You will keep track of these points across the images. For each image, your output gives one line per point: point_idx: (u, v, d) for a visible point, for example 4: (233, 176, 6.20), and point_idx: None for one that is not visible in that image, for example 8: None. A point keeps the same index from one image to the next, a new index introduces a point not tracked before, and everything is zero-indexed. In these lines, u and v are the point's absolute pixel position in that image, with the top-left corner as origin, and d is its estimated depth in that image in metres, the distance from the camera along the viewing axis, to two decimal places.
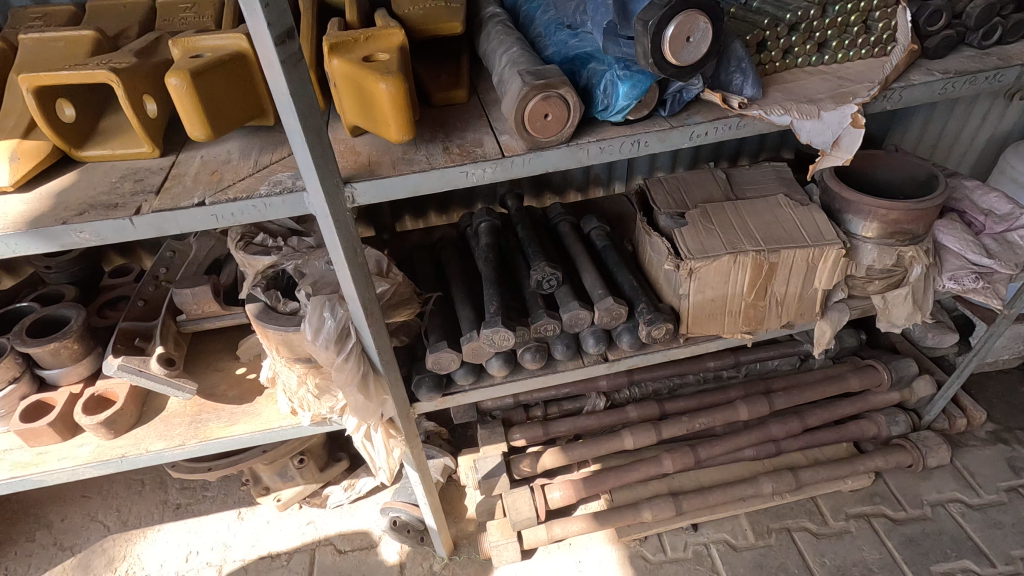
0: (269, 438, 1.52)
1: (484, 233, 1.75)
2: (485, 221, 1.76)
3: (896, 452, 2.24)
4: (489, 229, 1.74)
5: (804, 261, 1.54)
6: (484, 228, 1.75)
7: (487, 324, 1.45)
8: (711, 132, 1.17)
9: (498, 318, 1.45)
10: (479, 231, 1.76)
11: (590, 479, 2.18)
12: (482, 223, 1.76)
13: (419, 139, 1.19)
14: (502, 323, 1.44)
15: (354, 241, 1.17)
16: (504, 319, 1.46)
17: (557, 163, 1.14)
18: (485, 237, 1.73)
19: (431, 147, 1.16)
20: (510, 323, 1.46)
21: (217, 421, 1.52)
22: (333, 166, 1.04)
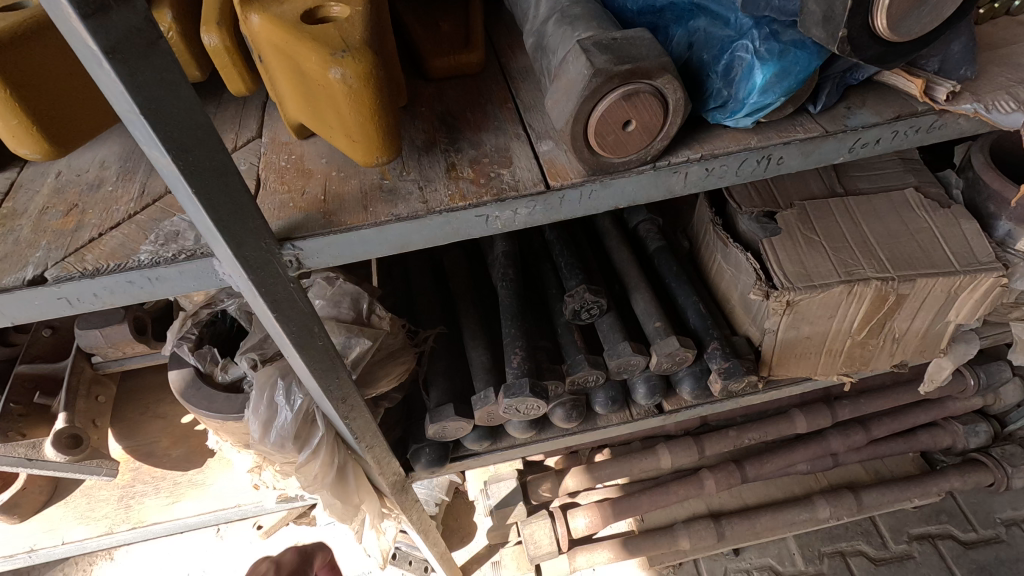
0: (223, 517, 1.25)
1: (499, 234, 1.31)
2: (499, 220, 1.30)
3: (976, 470, 1.93)
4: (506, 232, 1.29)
5: (944, 292, 1.11)
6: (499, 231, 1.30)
7: (509, 390, 1.04)
8: (884, 138, 0.72)
9: (524, 379, 1.04)
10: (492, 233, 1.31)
11: (619, 502, 1.88)
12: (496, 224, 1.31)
13: (407, 147, 0.74)
14: (530, 388, 1.04)
15: (310, 319, 0.73)
16: (534, 380, 1.05)
17: (634, 196, 0.70)
18: (502, 243, 1.29)
19: (428, 164, 0.71)
20: (543, 386, 1.06)
21: (155, 496, 1.24)
22: (258, 222, 0.60)
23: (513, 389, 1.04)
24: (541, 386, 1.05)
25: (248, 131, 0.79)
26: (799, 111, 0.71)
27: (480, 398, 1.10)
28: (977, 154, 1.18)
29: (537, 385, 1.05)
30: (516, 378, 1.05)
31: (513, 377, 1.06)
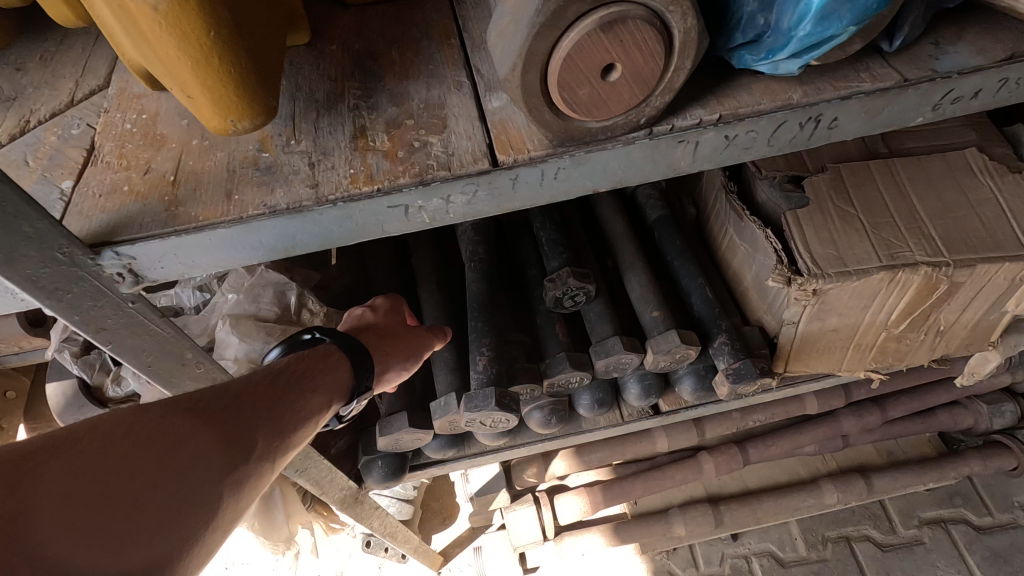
0: None
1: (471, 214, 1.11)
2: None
3: (997, 454, 1.78)
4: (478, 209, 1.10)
5: (1005, 279, 0.91)
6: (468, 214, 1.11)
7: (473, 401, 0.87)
8: (959, 91, 0.58)
9: (491, 387, 0.87)
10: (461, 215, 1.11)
11: (610, 487, 1.75)
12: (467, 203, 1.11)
13: (316, 108, 0.61)
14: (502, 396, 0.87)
15: (153, 327, 0.61)
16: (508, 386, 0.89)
17: (624, 175, 0.56)
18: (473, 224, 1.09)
19: (331, 129, 0.59)
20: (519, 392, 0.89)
21: None
22: (37, 227, 0.48)
23: (475, 400, 0.87)
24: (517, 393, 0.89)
25: None
26: (870, 49, 0.59)
27: (441, 405, 0.94)
28: None
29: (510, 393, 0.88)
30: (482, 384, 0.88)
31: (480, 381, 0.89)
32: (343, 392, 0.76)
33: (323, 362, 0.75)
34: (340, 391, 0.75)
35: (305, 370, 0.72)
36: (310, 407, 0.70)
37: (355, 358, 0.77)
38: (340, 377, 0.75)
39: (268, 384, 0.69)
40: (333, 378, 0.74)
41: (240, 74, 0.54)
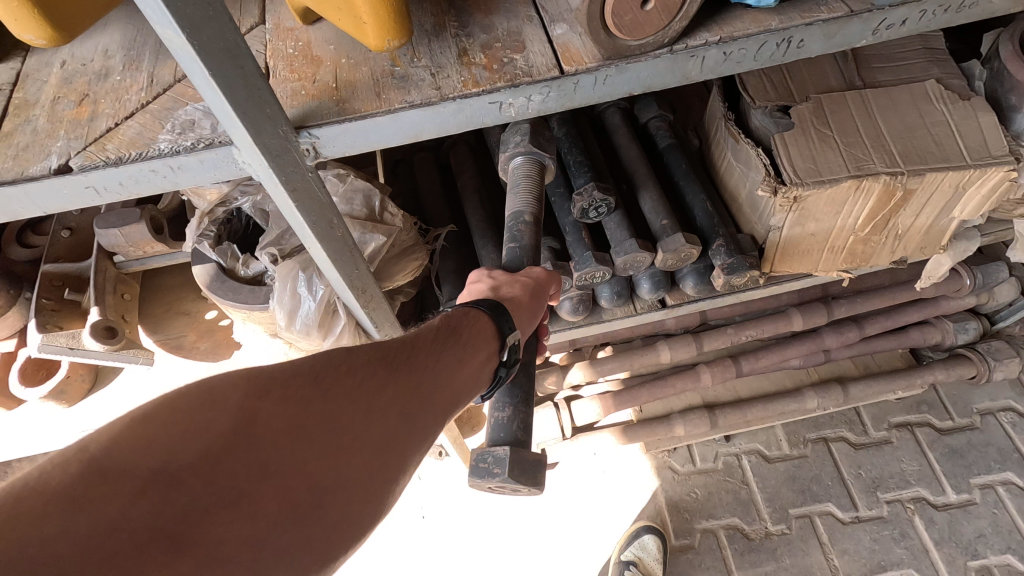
0: None
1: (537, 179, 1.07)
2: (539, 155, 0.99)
3: (959, 364, 2.03)
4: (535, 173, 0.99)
5: (952, 186, 1.12)
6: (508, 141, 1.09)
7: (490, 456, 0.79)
8: (932, 13, 0.70)
9: (505, 448, 0.76)
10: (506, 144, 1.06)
11: (620, 394, 2.01)
12: (526, 159, 1.01)
13: None
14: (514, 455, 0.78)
15: (326, 204, 0.74)
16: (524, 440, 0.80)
17: (648, 81, 0.69)
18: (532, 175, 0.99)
19: None
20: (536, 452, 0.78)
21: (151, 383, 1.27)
22: (271, 103, 0.59)
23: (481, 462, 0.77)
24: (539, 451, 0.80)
25: (251, 17, 0.77)
26: None
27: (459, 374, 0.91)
28: (1006, 43, 1.14)
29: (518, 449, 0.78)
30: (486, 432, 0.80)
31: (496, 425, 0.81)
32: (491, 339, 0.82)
33: (468, 317, 0.82)
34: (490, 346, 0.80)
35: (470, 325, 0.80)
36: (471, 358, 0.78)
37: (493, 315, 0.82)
38: (488, 335, 0.81)
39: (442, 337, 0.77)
40: (483, 330, 0.80)
41: None
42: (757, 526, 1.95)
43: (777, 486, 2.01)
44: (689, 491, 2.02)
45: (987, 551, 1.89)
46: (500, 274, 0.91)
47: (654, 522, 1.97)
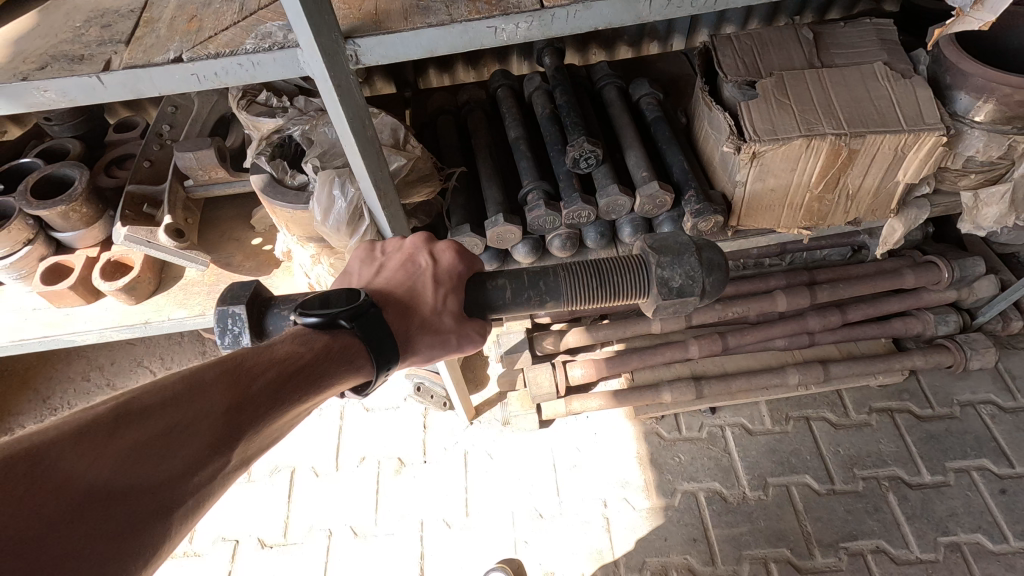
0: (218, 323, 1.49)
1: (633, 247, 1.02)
2: (630, 298, 0.98)
3: (936, 351, 2.17)
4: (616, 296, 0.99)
5: (891, 149, 1.30)
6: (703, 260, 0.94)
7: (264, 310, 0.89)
8: None
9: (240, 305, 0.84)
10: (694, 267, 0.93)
11: (612, 359, 2.18)
12: (634, 292, 0.98)
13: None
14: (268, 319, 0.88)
15: (360, 111, 0.99)
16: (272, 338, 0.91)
17: (609, 19, 0.90)
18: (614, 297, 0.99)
19: None
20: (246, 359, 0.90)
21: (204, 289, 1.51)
22: (330, 17, 0.84)
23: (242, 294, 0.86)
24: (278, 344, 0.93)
25: None
26: None
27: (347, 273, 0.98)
28: (945, 33, 1.33)
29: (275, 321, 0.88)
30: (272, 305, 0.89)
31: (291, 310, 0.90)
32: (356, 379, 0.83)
33: (346, 360, 0.81)
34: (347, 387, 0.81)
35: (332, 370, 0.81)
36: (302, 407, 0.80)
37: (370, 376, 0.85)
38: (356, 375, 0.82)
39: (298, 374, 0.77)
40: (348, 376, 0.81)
41: None
42: (736, 490, 2.07)
43: (757, 456, 2.14)
44: (673, 455, 2.15)
45: (958, 529, 1.97)
46: (445, 312, 0.93)
47: (638, 480, 2.11)
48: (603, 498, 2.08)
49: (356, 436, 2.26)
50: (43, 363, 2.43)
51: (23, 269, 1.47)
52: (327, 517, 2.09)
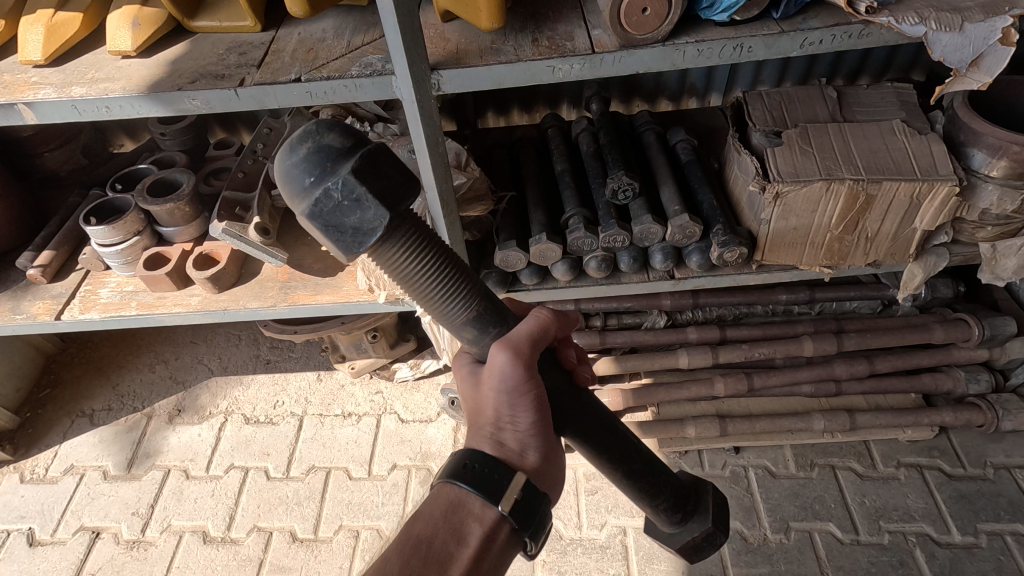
0: (286, 314, 1.68)
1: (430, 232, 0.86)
2: (379, 224, 0.72)
3: (965, 409, 2.18)
4: (394, 184, 0.73)
5: (907, 197, 1.42)
6: (301, 156, 0.70)
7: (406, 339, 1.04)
8: (826, 40, 1.06)
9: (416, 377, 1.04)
10: (307, 156, 0.70)
11: (639, 391, 2.26)
12: (366, 215, 0.71)
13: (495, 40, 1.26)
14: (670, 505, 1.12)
15: (436, 129, 1.18)
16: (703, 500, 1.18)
17: (647, 65, 1.09)
18: (394, 186, 0.73)
19: None
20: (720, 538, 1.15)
21: (278, 283, 1.72)
22: (423, 51, 1.04)
23: None
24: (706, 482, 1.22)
25: None
26: None
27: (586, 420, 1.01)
28: (959, 98, 1.46)
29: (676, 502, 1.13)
30: (638, 505, 1.14)
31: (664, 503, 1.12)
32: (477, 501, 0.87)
33: (455, 503, 0.88)
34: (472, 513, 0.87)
35: (455, 526, 0.87)
36: (451, 558, 0.86)
37: (495, 503, 0.86)
38: (471, 505, 0.87)
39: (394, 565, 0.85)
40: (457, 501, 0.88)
41: None
42: (757, 531, 2.08)
43: (780, 499, 2.14)
44: None
45: None
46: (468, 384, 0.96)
47: None
48: (621, 526, 2.11)
49: (387, 445, 2.35)
50: (116, 354, 2.68)
51: (129, 256, 1.71)
52: (354, 519, 2.17)
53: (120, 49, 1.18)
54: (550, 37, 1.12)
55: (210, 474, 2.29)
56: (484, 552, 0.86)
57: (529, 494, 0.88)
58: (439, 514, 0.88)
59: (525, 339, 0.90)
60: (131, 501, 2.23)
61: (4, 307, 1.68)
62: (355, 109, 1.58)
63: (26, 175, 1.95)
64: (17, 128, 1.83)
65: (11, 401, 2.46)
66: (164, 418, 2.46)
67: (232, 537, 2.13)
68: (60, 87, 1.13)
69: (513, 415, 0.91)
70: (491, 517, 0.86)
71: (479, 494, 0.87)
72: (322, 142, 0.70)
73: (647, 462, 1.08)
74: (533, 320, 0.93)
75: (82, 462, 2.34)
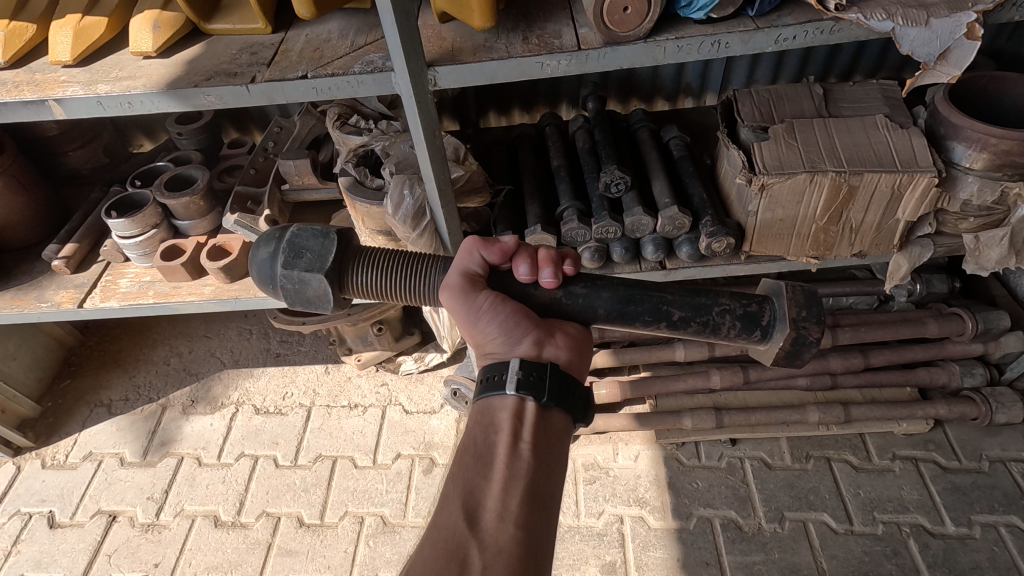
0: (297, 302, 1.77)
1: (289, 251, 1.07)
2: (320, 282, 1.05)
3: (960, 402, 2.20)
4: (315, 256, 1.06)
5: (888, 189, 1.48)
6: (266, 259, 1.09)
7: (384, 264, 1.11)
8: (799, 36, 1.13)
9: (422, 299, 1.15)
10: (267, 265, 1.09)
11: (636, 383, 2.32)
12: (311, 285, 1.06)
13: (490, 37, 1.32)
14: (739, 328, 1.02)
15: (433, 123, 1.26)
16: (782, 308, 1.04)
17: (630, 60, 1.16)
18: (317, 253, 1.07)
19: None
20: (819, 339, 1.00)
21: None
22: (419, 49, 1.12)
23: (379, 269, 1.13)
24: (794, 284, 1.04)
25: None
26: None
27: (595, 314, 1.06)
28: (940, 93, 1.51)
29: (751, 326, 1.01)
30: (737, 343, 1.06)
31: (731, 327, 1.03)
32: (497, 394, 1.04)
33: (485, 408, 1.05)
34: (498, 404, 1.04)
35: (487, 424, 1.04)
36: (494, 450, 1.01)
37: (503, 390, 1.03)
38: (495, 400, 1.04)
39: (456, 478, 1.01)
40: (487, 406, 1.05)
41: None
42: (751, 520, 2.12)
43: (775, 490, 2.18)
44: (691, 481, 2.22)
45: None
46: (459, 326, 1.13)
47: (654, 501, 2.18)
48: (618, 514, 2.16)
49: (391, 436, 2.42)
50: (133, 346, 2.78)
51: (147, 247, 1.80)
52: (359, 505, 2.23)
53: (141, 50, 1.27)
54: (539, 36, 1.19)
55: (221, 461, 2.38)
56: (519, 432, 1.01)
57: (529, 370, 1.02)
58: (474, 426, 1.06)
59: (459, 275, 1.07)
60: (146, 486, 2.32)
61: (31, 296, 1.78)
62: (360, 107, 1.67)
63: (50, 173, 2.06)
64: (44, 128, 1.94)
65: (33, 390, 2.57)
66: (178, 408, 2.55)
67: (242, 522, 2.21)
68: (86, 85, 1.22)
69: (485, 330, 1.07)
70: (511, 401, 1.03)
71: (494, 390, 1.03)
72: (272, 253, 1.08)
73: (689, 308, 1.02)
74: (464, 252, 1.08)
75: (100, 450, 2.44)
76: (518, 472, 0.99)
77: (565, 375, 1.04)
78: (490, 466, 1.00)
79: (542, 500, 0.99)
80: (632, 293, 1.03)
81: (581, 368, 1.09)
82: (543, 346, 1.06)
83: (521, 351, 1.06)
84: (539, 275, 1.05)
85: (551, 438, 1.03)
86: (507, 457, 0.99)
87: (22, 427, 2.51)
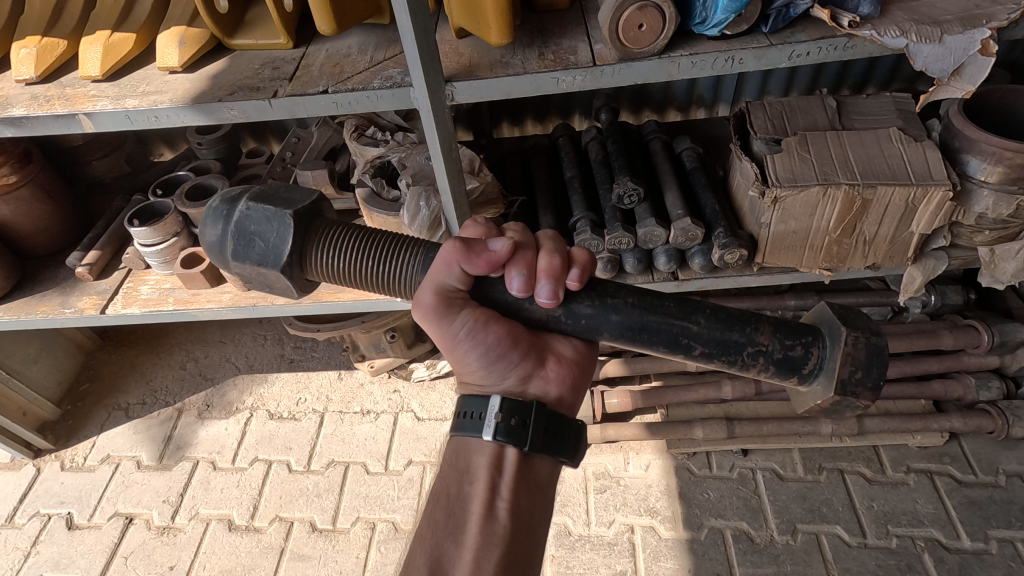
0: (315, 310, 1.80)
1: (241, 236, 1.05)
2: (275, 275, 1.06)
3: (975, 416, 2.18)
4: (268, 249, 1.04)
5: (902, 202, 1.48)
6: (217, 239, 1.07)
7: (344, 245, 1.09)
8: (813, 52, 1.14)
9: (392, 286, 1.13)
10: (219, 246, 1.08)
11: (647, 392, 2.32)
12: (268, 275, 1.08)
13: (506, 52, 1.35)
14: (776, 369, 1.04)
15: (450, 137, 1.29)
16: (827, 350, 1.04)
17: (644, 76, 1.17)
18: (268, 242, 1.05)
19: None
20: (859, 399, 1.03)
21: None
22: (438, 65, 1.15)
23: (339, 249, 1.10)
24: (850, 334, 1.01)
25: None
26: None
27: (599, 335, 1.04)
28: (955, 106, 1.51)
29: (786, 370, 1.03)
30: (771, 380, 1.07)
31: (765, 367, 1.04)
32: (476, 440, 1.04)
33: (463, 448, 1.06)
34: (477, 450, 1.04)
35: (465, 472, 1.04)
36: (471, 500, 1.02)
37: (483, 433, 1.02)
38: (474, 443, 1.04)
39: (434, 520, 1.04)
40: (466, 447, 1.05)
41: (511, 11, 1.20)
42: (763, 532, 2.11)
43: (787, 501, 2.17)
44: (702, 491, 2.22)
45: None
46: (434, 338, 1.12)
47: (665, 511, 2.18)
48: (629, 524, 2.16)
49: (404, 442, 2.44)
50: (150, 351, 2.83)
51: (167, 255, 1.84)
52: (371, 511, 2.25)
53: (168, 65, 1.31)
54: (555, 51, 1.22)
55: (235, 466, 2.41)
56: (497, 484, 1.01)
57: (511, 416, 1.02)
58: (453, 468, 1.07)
59: (432, 296, 1.02)
60: (162, 489, 2.36)
61: (54, 302, 1.82)
62: (377, 119, 1.70)
63: (74, 182, 2.11)
64: (70, 138, 2.00)
65: (53, 393, 2.62)
66: (194, 413, 2.59)
67: (255, 526, 2.24)
68: (115, 99, 1.26)
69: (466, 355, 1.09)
70: (490, 448, 1.03)
71: (473, 431, 1.03)
72: (222, 238, 1.06)
73: (727, 347, 1.02)
74: (441, 265, 1.01)
75: (117, 452, 2.48)
76: (495, 525, 1.01)
77: (549, 419, 1.03)
78: (467, 516, 1.02)
79: (517, 550, 1.01)
80: (646, 324, 1.00)
81: (567, 404, 1.13)
82: (528, 383, 1.10)
83: (509, 386, 1.10)
84: (535, 291, 1.01)
85: (531, 488, 1.04)
86: (482, 509, 1.01)
87: (42, 429, 2.55)
